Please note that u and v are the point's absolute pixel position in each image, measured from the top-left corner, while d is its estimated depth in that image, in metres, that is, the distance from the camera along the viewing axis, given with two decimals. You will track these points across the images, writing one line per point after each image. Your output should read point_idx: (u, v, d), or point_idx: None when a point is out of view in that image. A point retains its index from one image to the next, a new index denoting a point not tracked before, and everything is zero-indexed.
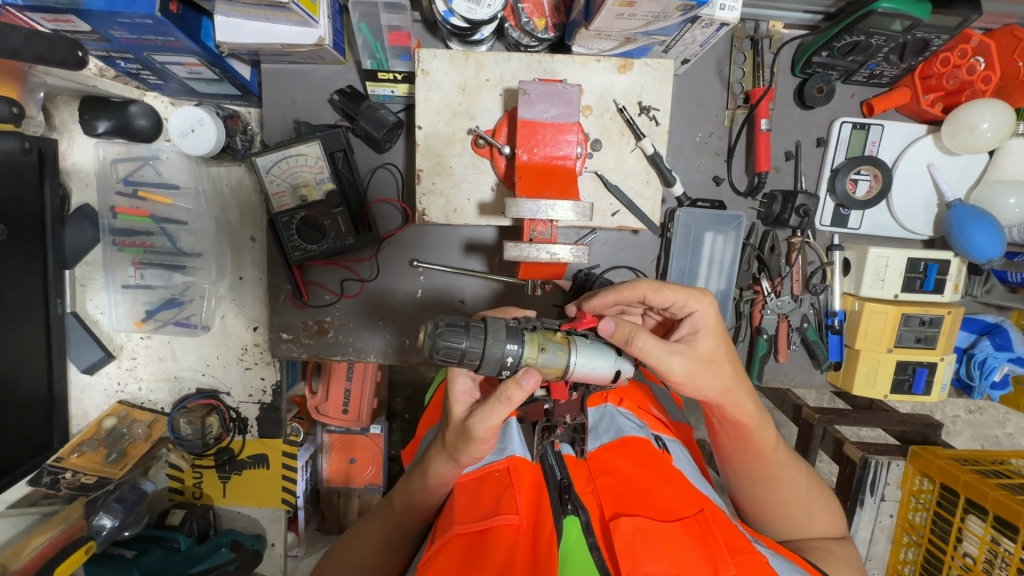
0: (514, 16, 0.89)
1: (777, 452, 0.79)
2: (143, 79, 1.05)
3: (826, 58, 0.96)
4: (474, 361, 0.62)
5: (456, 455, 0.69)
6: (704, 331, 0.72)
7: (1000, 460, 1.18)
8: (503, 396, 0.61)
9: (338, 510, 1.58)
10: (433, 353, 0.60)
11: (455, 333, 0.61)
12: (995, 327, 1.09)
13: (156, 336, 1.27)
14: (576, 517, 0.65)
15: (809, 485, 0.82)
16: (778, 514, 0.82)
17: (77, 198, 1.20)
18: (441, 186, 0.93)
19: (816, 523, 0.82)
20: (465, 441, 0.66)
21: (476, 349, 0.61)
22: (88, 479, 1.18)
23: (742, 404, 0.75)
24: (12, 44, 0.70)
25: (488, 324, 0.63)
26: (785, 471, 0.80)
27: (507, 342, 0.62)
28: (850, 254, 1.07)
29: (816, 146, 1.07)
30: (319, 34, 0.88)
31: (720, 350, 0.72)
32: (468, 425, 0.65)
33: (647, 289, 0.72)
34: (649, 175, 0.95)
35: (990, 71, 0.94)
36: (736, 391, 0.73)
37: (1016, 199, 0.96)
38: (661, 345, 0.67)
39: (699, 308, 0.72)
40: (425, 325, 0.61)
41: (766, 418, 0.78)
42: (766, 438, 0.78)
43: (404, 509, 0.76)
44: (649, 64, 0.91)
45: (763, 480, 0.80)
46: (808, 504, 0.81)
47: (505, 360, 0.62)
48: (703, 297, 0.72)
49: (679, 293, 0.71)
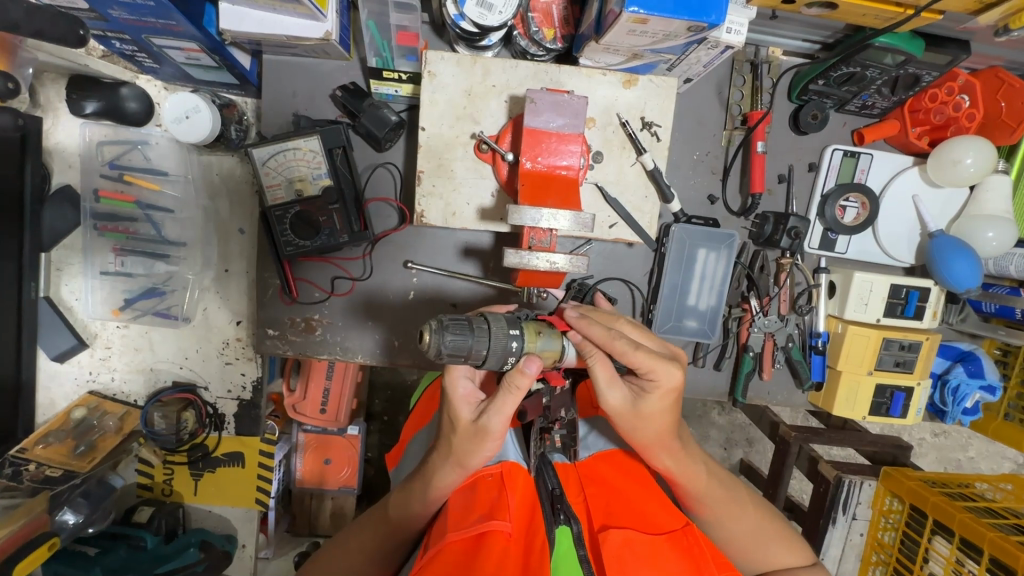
0: (524, 24, 0.89)
1: (712, 494, 0.77)
2: (138, 61, 1.02)
3: (822, 86, 0.99)
4: (481, 355, 0.61)
5: (464, 459, 0.67)
6: (650, 393, 0.68)
7: (966, 483, 1.22)
8: (510, 386, 0.63)
9: (309, 513, 1.46)
10: (440, 351, 0.58)
11: (460, 329, 0.60)
12: (969, 354, 1.13)
13: (133, 326, 1.23)
14: (569, 527, 0.65)
15: (758, 524, 0.81)
16: (736, 553, 0.82)
17: (59, 178, 1.16)
18: (442, 188, 0.93)
19: (774, 558, 0.82)
20: (477, 443, 0.66)
21: (482, 342, 0.60)
22: (53, 472, 1.11)
23: (662, 458, 0.73)
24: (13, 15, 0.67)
25: (489, 318, 0.64)
26: (729, 516, 0.79)
27: (509, 330, 0.63)
28: (836, 278, 1.09)
29: (808, 170, 1.09)
30: (326, 28, 0.87)
31: (659, 411, 0.69)
32: (482, 423, 0.65)
33: (617, 347, 0.65)
34: (647, 190, 0.96)
35: (974, 109, 0.98)
36: (656, 445, 0.72)
37: (993, 233, 1.00)
38: (607, 376, 0.67)
39: (657, 378, 0.67)
40: (430, 323, 0.59)
41: (698, 466, 0.76)
42: (697, 484, 0.76)
43: (399, 515, 0.74)
44: (653, 81, 0.93)
45: (709, 523, 0.80)
46: (760, 542, 0.81)
47: (509, 347, 0.63)
48: (666, 370, 0.67)
49: (643, 360, 0.65)
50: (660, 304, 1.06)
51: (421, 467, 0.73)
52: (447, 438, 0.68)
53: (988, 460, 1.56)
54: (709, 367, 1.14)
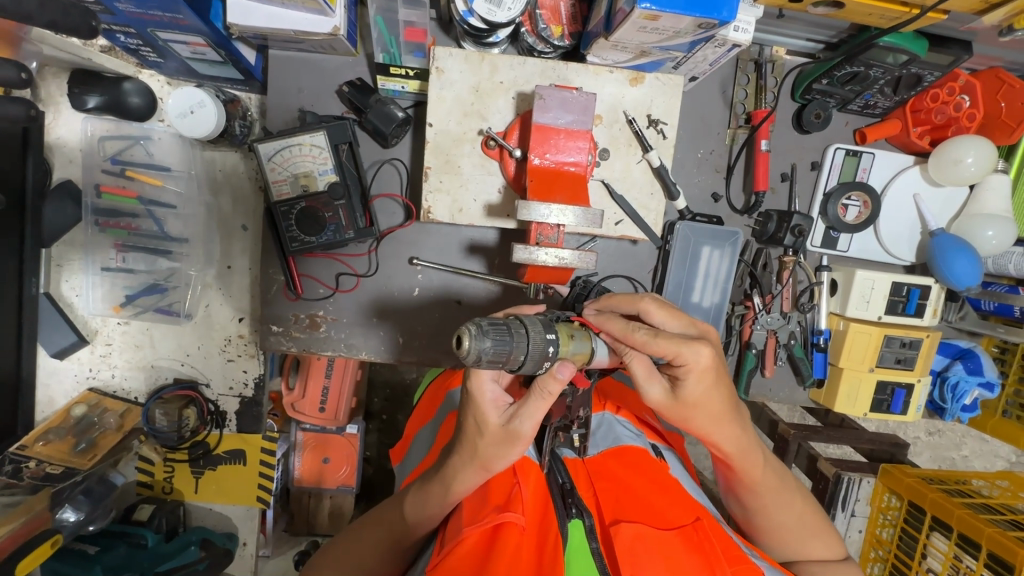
0: (532, 21, 0.90)
1: (765, 481, 0.78)
2: (142, 55, 1.01)
3: (825, 86, 1.00)
4: (519, 360, 0.59)
5: (489, 463, 0.66)
6: (688, 380, 0.66)
7: (963, 480, 1.23)
8: (543, 391, 0.62)
9: (307, 511, 1.44)
10: (479, 358, 0.56)
11: (500, 332, 0.58)
12: (968, 352, 1.14)
13: (135, 322, 1.22)
14: (580, 520, 0.65)
15: (802, 513, 0.82)
16: (774, 540, 0.83)
17: (60, 173, 1.15)
18: (448, 184, 0.93)
19: (810, 548, 0.83)
20: (506, 447, 0.64)
21: (521, 346, 0.59)
22: (54, 470, 1.11)
23: (722, 442, 0.73)
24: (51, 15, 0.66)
25: (525, 321, 0.62)
26: (775, 505, 0.80)
27: (545, 334, 0.62)
28: (838, 276, 1.10)
29: (810, 169, 1.10)
30: (334, 23, 0.86)
31: (706, 398, 0.68)
32: (512, 427, 0.63)
33: (637, 338, 0.65)
34: (653, 187, 0.96)
35: (974, 109, 0.99)
36: (715, 433, 0.72)
37: (993, 232, 1.01)
38: (644, 371, 0.68)
39: (686, 362, 0.65)
40: (467, 328, 0.56)
41: (756, 452, 0.75)
42: (753, 471, 0.77)
43: (415, 517, 0.73)
44: (660, 79, 0.93)
45: (755, 509, 0.81)
46: (801, 532, 0.82)
47: (546, 351, 0.61)
48: (693, 352, 0.65)
49: (666, 346, 0.64)
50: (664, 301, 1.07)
51: (438, 470, 0.71)
52: (471, 443, 0.66)
53: (982, 458, 1.58)
54: None
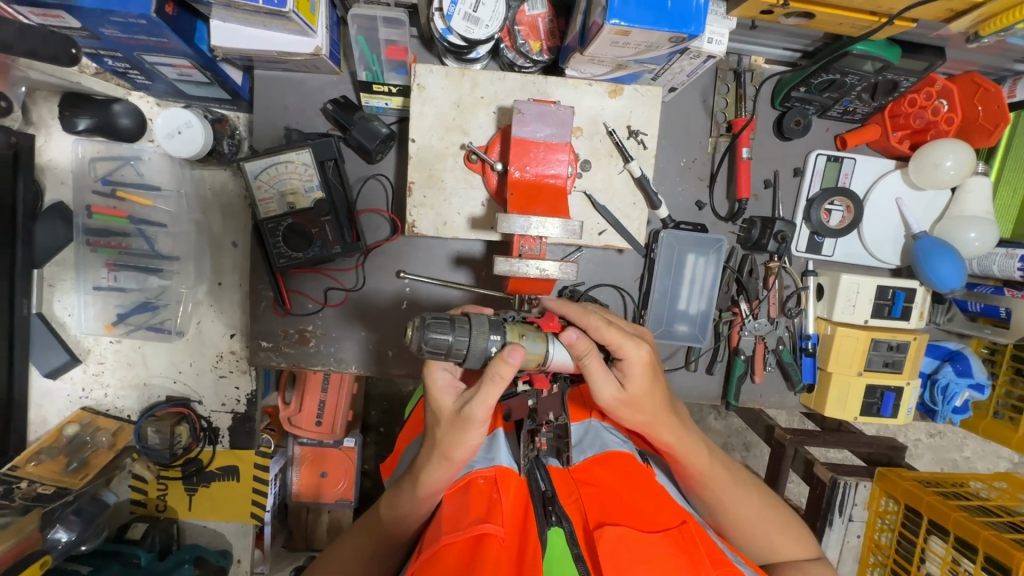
0: (511, 37, 0.91)
1: (718, 476, 0.79)
2: (130, 78, 1.03)
3: (804, 93, 1.01)
4: (460, 354, 0.64)
5: (448, 451, 0.68)
6: (631, 375, 0.70)
7: (960, 482, 1.22)
8: (494, 377, 0.63)
9: (306, 526, 1.45)
10: (421, 346, 0.63)
11: (442, 325, 0.64)
12: (957, 353, 1.14)
13: (127, 341, 1.23)
14: (560, 527, 0.66)
15: (762, 507, 0.82)
16: (740, 539, 0.83)
17: (51, 195, 1.16)
18: (432, 199, 0.94)
19: (778, 544, 0.82)
20: (461, 432, 0.67)
21: (462, 341, 0.63)
22: (46, 489, 1.11)
23: (663, 436, 0.75)
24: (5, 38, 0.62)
25: (471, 319, 0.66)
26: (735, 501, 0.80)
27: (490, 334, 0.65)
28: (824, 280, 1.11)
29: (793, 175, 1.11)
30: (316, 43, 0.88)
31: (647, 391, 0.71)
32: (465, 411, 0.66)
33: (592, 324, 0.69)
34: (635, 197, 0.97)
35: (952, 113, 1.00)
36: (656, 424, 0.74)
37: (975, 233, 1.02)
38: (599, 370, 0.69)
39: (628, 356, 0.69)
40: (411, 320, 0.63)
41: (699, 446, 0.78)
42: (702, 465, 0.78)
43: (390, 522, 0.74)
44: (638, 90, 0.94)
45: (718, 510, 0.81)
46: (764, 527, 0.82)
47: (489, 351, 0.65)
48: (636, 346, 0.69)
49: (616, 336, 0.68)
50: (651, 309, 1.07)
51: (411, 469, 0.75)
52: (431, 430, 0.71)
53: (983, 459, 1.57)
54: (702, 371, 1.15)
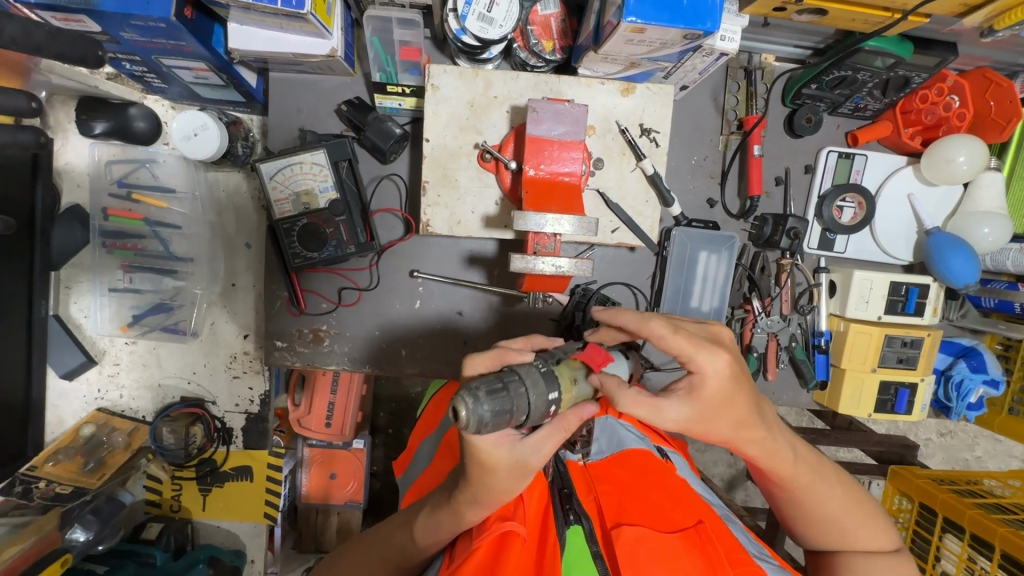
0: (523, 37, 0.92)
1: (800, 476, 0.75)
2: (147, 82, 1.04)
3: (815, 90, 1.02)
4: (521, 416, 0.58)
5: (496, 495, 0.63)
6: (704, 389, 0.64)
7: (974, 480, 1.22)
8: (563, 427, 0.62)
9: (315, 529, 1.43)
10: (481, 427, 0.54)
11: (498, 391, 0.56)
12: (970, 349, 1.14)
13: (142, 342, 1.25)
14: (580, 526, 0.66)
15: (844, 503, 0.78)
16: (817, 532, 0.80)
17: (68, 198, 1.18)
18: (446, 198, 0.95)
19: (856, 540, 0.78)
20: (516, 479, 0.62)
21: (524, 403, 0.57)
22: (64, 489, 1.12)
23: (748, 445, 0.70)
24: (32, 40, 0.59)
25: (524, 375, 0.59)
26: (816, 495, 0.76)
27: (548, 391, 0.60)
28: (836, 277, 1.11)
29: (804, 172, 1.12)
30: (332, 45, 0.89)
31: (722, 407, 0.65)
32: (525, 461, 0.60)
33: (654, 331, 0.64)
34: (648, 195, 0.98)
35: (964, 109, 0.99)
36: (740, 436, 0.69)
37: (989, 229, 1.02)
38: (649, 400, 0.63)
39: (702, 368, 0.64)
40: (463, 398, 0.53)
41: (785, 449, 0.72)
42: (784, 468, 0.74)
43: (415, 544, 0.72)
44: (650, 89, 0.95)
45: (793, 502, 0.78)
46: (844, 522, 0.78)
47: (549, 409, 0.60)
48: (709, 357, 0.63)
49: (685, 346, 0.63)
50: (664, 306, 1.07)
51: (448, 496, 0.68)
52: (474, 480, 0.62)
53: (995, 458, 1.56)
54: None
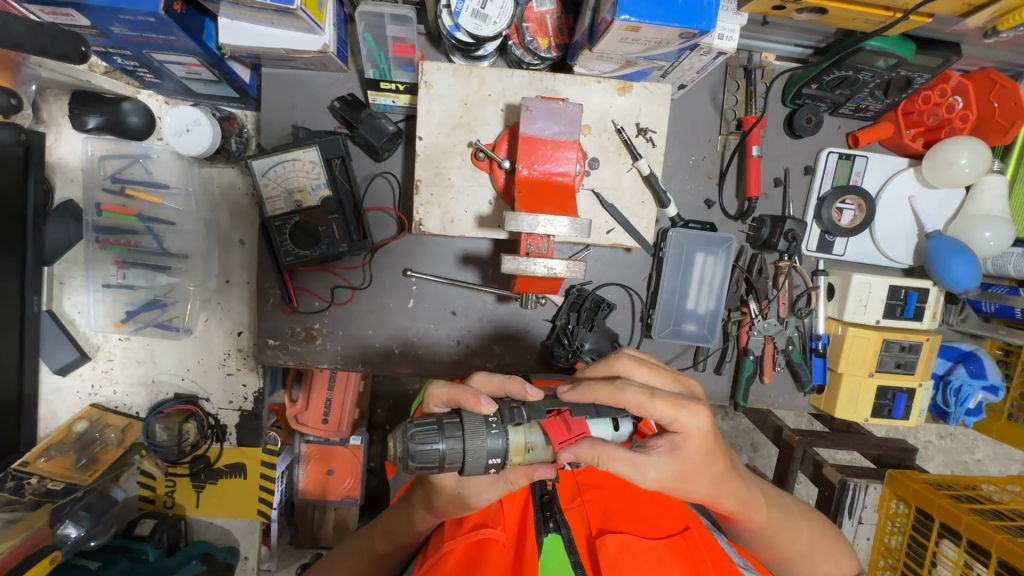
0: (519, 34, 0.91)
1: (771, 520, 0.74)
2: (139, 77, 1.04)
3: (815, 90, 1.00)
4: (455, 463, 0.54)
5: (444, 512, 0.64)
6: (686, 447, 0.59)
7: (972, 485, 1.21)
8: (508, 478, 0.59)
9: (312, 524, 1.43)
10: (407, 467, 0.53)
11: (429, 435, 0.53)
12: (970, 354, 1.12)
13: (135, 338, 1.24)
14: (558, 535, 0.64)
15: (812, 537, 0.78)
16: (782, 565, 0.80)
17: (61, 193, 1.17)
18: (439, 196, 0.94)
19: (820, 568, 0.80)
20: (459, 507, 0.62)
21: (455, 451, 0.53)
22: (56, 485, 1.11)
23: (727, 502, 0.67)
24: (15, 36, 0.58)
25: (468, 422, 0.55)
26: (785, 537, 0.76)
27: (488, 442, 0.54)
28: (835, 280, 1.10)
29: (803, 174, 1.10)
30: (324, 41, 0.88)
31: (703, 462, 0.61)
32: (466, 497, 0.61)
33: (629, 401, 0.57)
34: (644, 196, 0.97)
35: (967, 110, 0.98)
36: (717, 494, 0.65)
37: (990, 233, 1.00)
38: (629, 464, 0.57)
39: (683, 427, 0.58)
40: (393, 432, 0.52)
41: (758, 497, 0.71)
42: (757, 516, 0.72)
43: (388, 546, 0.72)
44: (647, 88, 0.93)
45: (762, 543, 0.76)
46: (810, 555, 0.78)
47: (490, 464, 0.55)
48: (690, 416, 0.58)
49: (665, 409, 0.57)
50: (660, 308, 1.07)
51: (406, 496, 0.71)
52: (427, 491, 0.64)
53: (994, 462, 1.54)
54: (710, 372, 1.14)
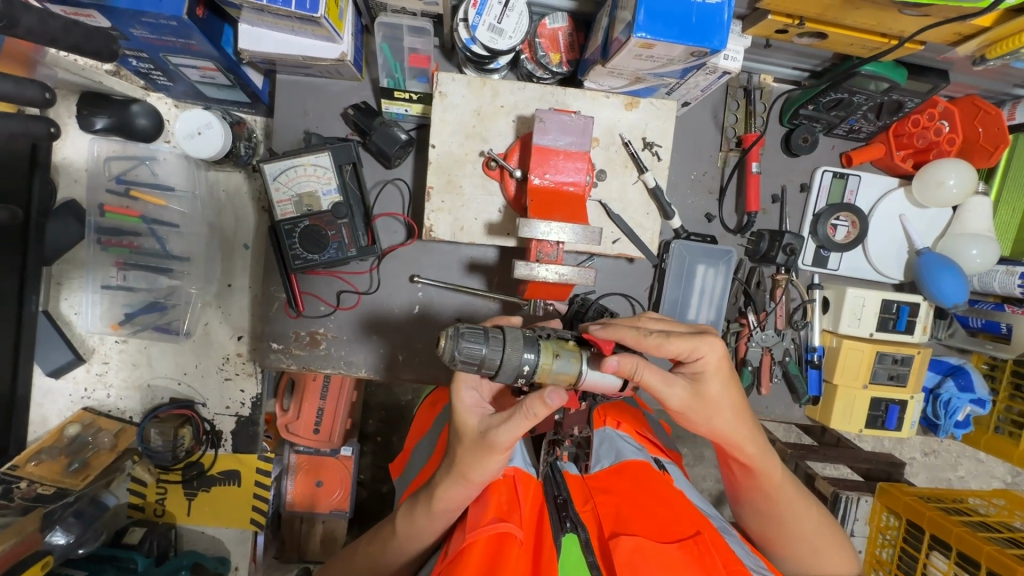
0: (531, 50, 0.94)
1: (785, 490, 0.80)
2: (152, 80, 1.04)
3: (812, 111, 1.04)
4: (493, 367, 0.65)
5: (468, 473, 0.67)
6: (706, 374, 0.72)
7: (960, 498, 1.23)
8: (526, 412, 0.64)
9: (300, 537, 1.40)
10: (454, 356, 0.63)
11: (476, 337, 0.64)
12: (958, 368, 1.16)
13: (133, 341, 1.23)
14: (575, 535, 0.66)
15: (818, 522, 0.81)
16: (790, 553, 0.82)
17: (64, 193, 1.16)
18: (450, 204, 0.95)
19: (825, 562, 0.81)
20: (482, 456, 0.66)
21: (494, 355, 0.64)
22: (46, 489, 1.10)
23: (744, 445, 0.76)
24: (51, 31, 0.59)
25: (508, 333, 0.66)
26: (795, 515, 0.80)
27: (525, 352, 0.66)
28: (830, 294, 1.13)
29: (800, 191, 1.14)
30: (342, 49, 0.90)
31: (724, 390, 0.73)
32: (487, 435, 0.65)
33: (649, 342, 0.70)
34: (649, 208, 1.00)
35: (953, 134, 1.03)
36: (737, 433, 0.75)
37: (977, 250, 1.04)
38: (660, 379, 0.71)
39: (701, 357, 0.71)
40: (446, 330, 0.63)
41: (774, 457, 0.78)
42: (772, 476, 0.78)
43: (401, 541, 0.74)
44: (654, 104, 0.97)
45: (775, 519, 0.81)
46: (817, 542, 0.81)
47: (522, 368, 0.66)
48: (706, 345, 0.71)
49: (682, 344, 0.69)
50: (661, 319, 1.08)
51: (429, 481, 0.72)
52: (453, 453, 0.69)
53: (977, 478, 1.59)
54: None
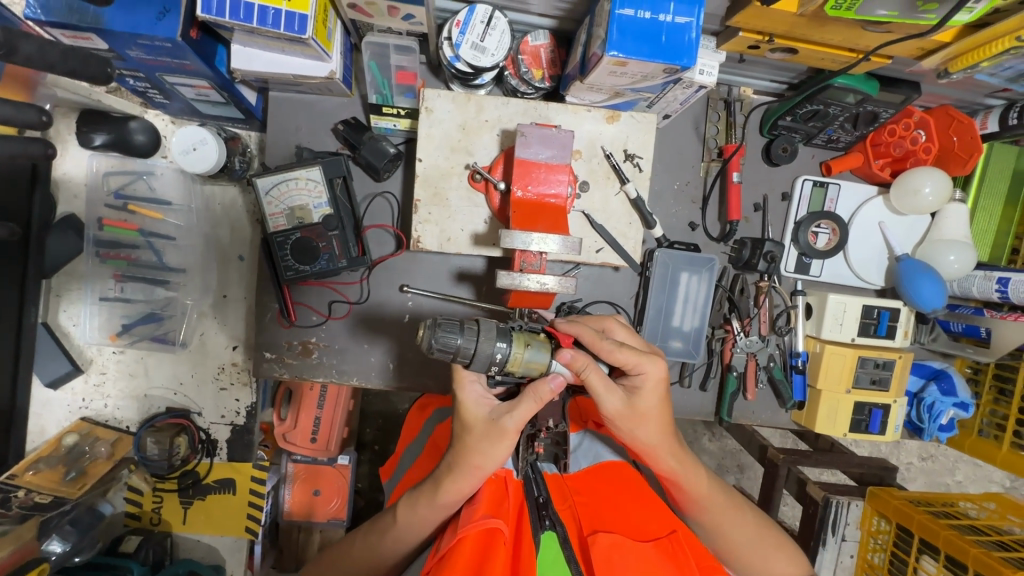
0: (514, 66, 0.97)
1: (714, 499, 0.82)
2: (148, 97, 1.08)
3: (790, 122, 1.07)
4: (467, 356, 0.67)
5: (476, 459, 0.71)
6: (644, 390, 0.74)
7: (950, 502, 1.24)
8: (534, 393, 0.70)
9: (297, 546, 1.41)
10: (431, 345, 0.66)
11: (452, 329, 0.67)
12: (941, 372, 1.18)
13: (130, 351, 1.25)
14: (554, 532, 0.67)
15: (757, 525, 0.84)
16: (737, 560, 0.84)
17: (64, 207, 1.20)
18: (437, 215, 0.98)
19: (773, 564, 0.84)
20: (492, 441, 0.70)
21: (469, 346, 0.67)
22: (42, 498, 1.13)
23: (663, 459, 0.78)
24: (48, 58, 0.62)
25: (482, 324, 0.69)
26: (728, 521, 0.83)
27: (498, 341, 0.68)
28: (813, 300, 1.15)
29: (781, 200, 1.17)
30: (331, 67, 0.93)
31: (656, 408, 0.75)
32: (497, 420, 0.70)
33: (603, 347, 0.73)
34: (631, 218, 1.02)
35: (929, 143, 1.06)
36: (657, 447, 0.77)
37: (954, 256, 1.06)
38: (602, 384, 0.72)
39: (644, 373, 0.74)
40: (423, 321, 0.66)
41: (697, 469, 0.81)
42: (698, 487, 0.81)
43: (388, 539, 0.76)
44: (634, 117, 1.00)
45: (712, 530, 0.83)
46: (761, 546, 0.83)
47: (495, 356, 0.68)
48: (652, 364, 0.74)
49: (632, 357, 0.72)
50: (646, 325, 1.11)
51: (432, 474, 0.75)
52: (459, 443, 0.72)
53: (974, 483, 1.59)
54: (696, 388, 1.18)
